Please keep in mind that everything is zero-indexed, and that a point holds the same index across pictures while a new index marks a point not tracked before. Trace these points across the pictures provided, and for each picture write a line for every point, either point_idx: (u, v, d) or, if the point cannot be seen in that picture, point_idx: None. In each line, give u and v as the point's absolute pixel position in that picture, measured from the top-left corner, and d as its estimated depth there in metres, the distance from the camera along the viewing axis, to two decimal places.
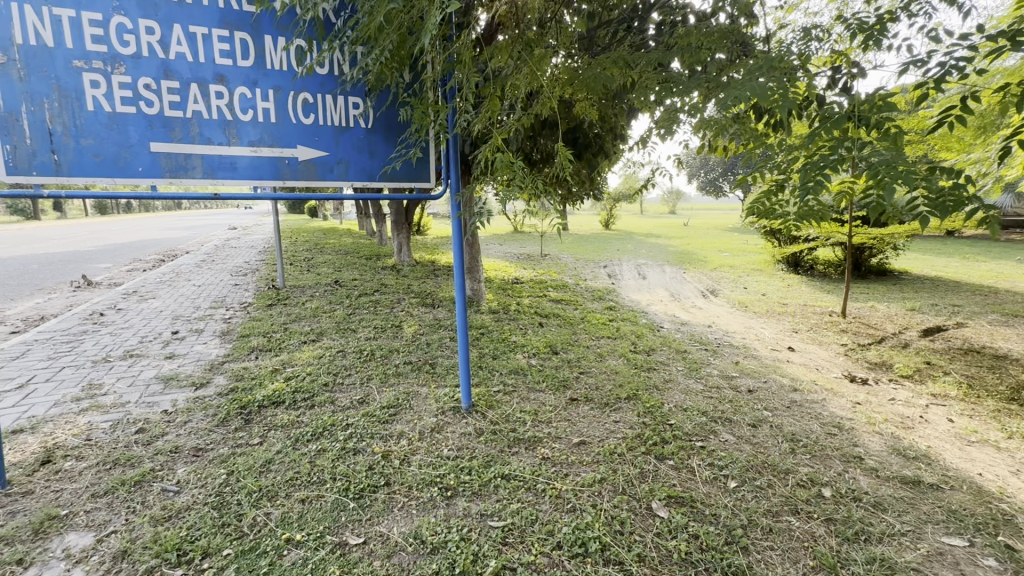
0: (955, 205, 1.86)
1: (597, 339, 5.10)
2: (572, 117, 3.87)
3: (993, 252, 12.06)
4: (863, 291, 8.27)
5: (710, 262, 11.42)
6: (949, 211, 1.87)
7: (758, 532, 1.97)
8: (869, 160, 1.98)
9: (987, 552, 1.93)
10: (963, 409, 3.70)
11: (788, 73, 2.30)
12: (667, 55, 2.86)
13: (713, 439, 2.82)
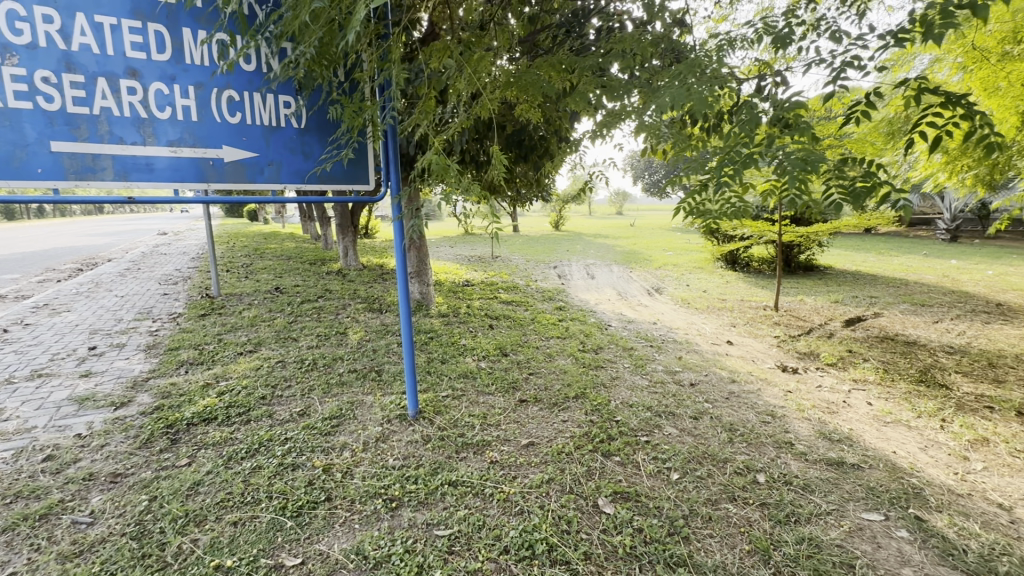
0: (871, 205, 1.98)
1: (546, 339, 5.15)
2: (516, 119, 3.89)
3: (904, 247, 13.24)
4: (793, 286, 8.83)
5: (655, 261, 11.83)
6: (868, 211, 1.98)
7: (698, 521, 2.05)
8: (781, 156, 2.08)
9: (900, 524, 2.09)
10: (880, 392, 4.02)
11: (717, 80, 2.41)
12: (605, 61, 2.93)
13: (657, 433, 2.91)
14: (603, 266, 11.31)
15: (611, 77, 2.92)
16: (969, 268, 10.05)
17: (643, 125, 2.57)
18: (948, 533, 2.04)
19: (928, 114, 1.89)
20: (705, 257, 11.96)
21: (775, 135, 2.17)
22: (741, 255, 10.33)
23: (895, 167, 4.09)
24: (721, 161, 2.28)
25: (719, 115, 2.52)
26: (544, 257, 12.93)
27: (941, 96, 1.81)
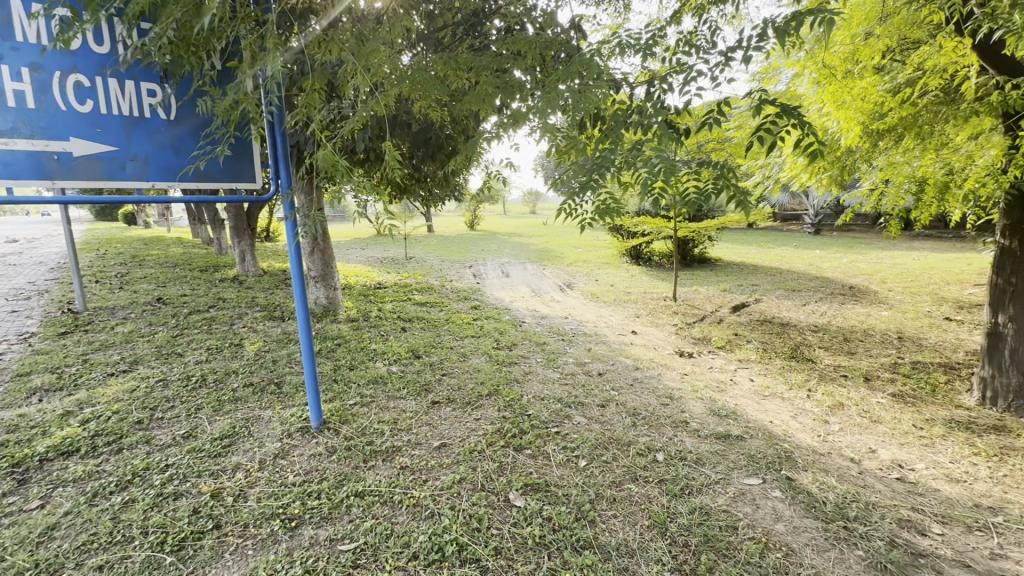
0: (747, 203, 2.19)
1: (461, 339, 5.13)
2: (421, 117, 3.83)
3: (779, 240, 14.97)
4: (688, 277, 9.60)
5: (567, 258, 12.26)
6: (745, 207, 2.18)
7: (604, 503, 2.15)
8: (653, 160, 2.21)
9: (775, 485, 2.35)
10: (760, 369, 4.51)
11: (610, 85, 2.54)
12: (505, 61, 2.97)
13: (566, 423, 3.02)
14: (518, 264, 11.51)
15: (512, 77, 2.97)
16: (829, 256, 11.59)
17: (545, 121, 2.62)
18: (811, 488, 2.33)
19: (767, 121, 2.08)
20: (612, 253, 12.62)
21: (645, 140, 2.33)
22: (644, 250, 11.03)
23: (768, 170, 4.60)
24: (601, 164, 2.38)
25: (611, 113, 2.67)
26: (458, 257, 12.87)
27: (779, 106, 2.03)
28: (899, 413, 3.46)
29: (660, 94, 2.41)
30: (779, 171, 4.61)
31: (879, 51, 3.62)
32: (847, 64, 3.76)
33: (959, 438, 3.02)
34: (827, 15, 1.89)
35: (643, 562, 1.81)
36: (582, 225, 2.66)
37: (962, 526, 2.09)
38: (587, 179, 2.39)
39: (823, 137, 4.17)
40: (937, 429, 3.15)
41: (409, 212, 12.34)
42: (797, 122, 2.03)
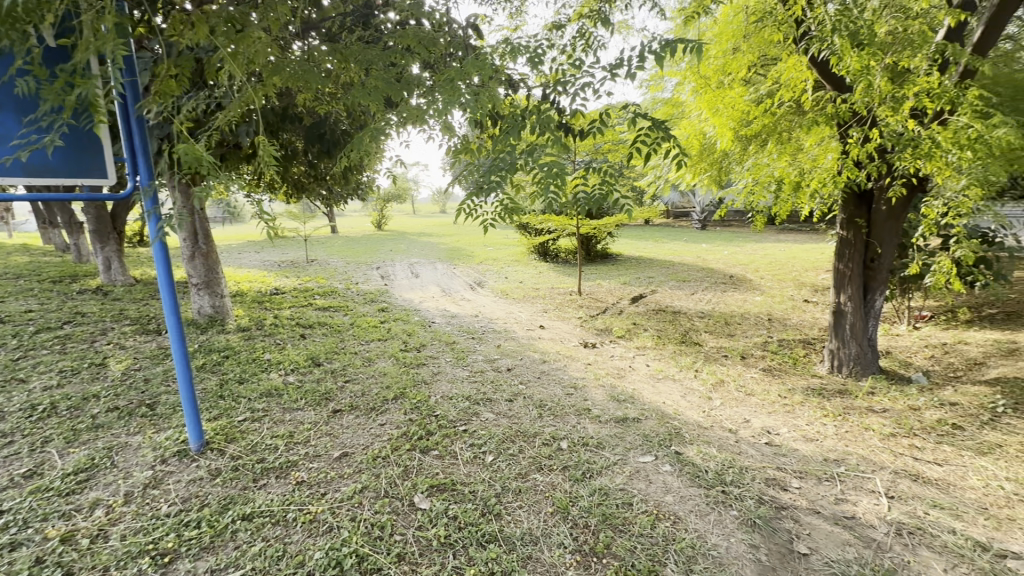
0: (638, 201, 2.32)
1: (366, 343, 4.93)
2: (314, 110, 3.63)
3: (671, 235, 16.27)
4: (592, 272, 10.08)
5: (476, 256, 12.34)
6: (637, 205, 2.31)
7: (510, 496, 2.19)
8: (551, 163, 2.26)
9: (665, 460, 2.55)
10: (655, 355, 4.87)
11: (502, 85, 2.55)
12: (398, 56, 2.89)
13: (474, 421, 3.03)
14: (428, 264, 11.35)
15: (405, 72, 2.91)
16: (712, 249, 12.83)
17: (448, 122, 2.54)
18: (696, 460, 2.55)
19: (646, 131, 2.24)
20: (520, 251, 12.88)
21: (542, 140, 2.37)
22: (550, 247, 11.41)
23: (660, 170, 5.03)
24: (497, 165, 2.35)
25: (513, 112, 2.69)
26: (365, 258, 12.38)
27: (652, 121, 2.24)
28: (768, 385, 3.93)
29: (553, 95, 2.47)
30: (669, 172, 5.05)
31: (745, 64, 4.02)
32: (719, 74, 4.12)
33: (813, 403, 3.49)
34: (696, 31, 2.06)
35: (545, 547, 1.87)
36: (482, 225, 2.58)
37: (814, 478, 2.42)
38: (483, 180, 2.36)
39: (702, 141, 4.54)
40: (797, 397, 3.61)
41: (308, 212, 11.64)
42: (666, 137, 2.25)
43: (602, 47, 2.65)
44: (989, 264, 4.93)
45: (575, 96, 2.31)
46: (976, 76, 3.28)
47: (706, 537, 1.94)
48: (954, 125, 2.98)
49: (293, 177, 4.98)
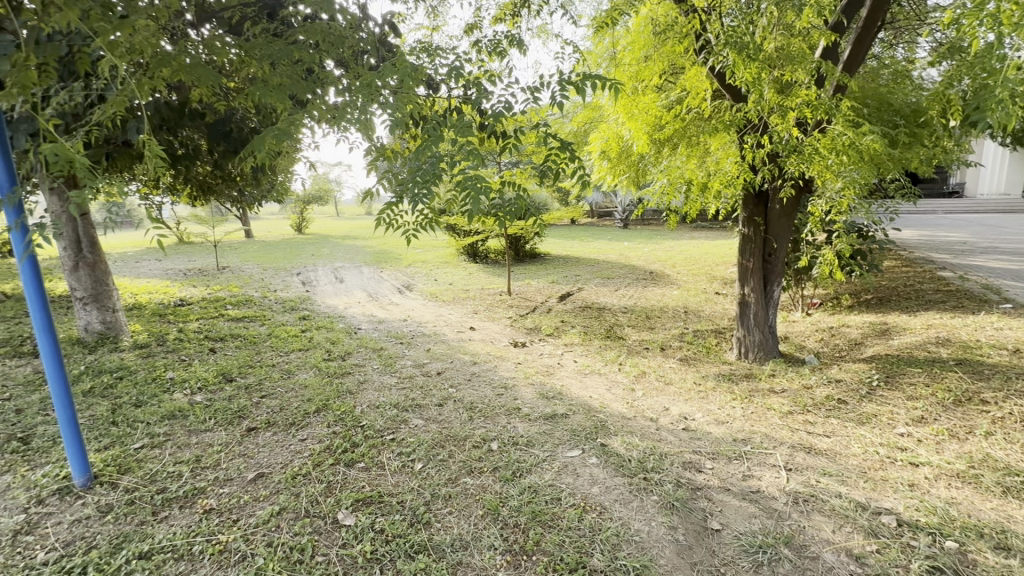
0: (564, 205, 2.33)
1: (285, 354, 4.65)
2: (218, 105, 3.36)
3: (596, 234, 16.88)
4: (521, 272, 10.24)
5: (404, 259, 12.07)
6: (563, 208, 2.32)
7: (439, 503, 2.17)
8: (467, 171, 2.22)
9: (592, 453, 2.63)
10: (582, 351, 5.03)
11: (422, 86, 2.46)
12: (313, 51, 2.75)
13: (403, 428, 2.96)
14: (353, 268, 10.92)
15: (318, 69, 2.77)
16: (634, 247, 13.48)
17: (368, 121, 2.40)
18: (620, 450, 2.66)
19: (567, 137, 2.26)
20: (450, 252, 12.76)
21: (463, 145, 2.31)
22: (479, 248, 11.41)
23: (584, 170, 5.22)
24: (415, 170, 2.26)
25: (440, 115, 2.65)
26: (284, 264, 11.68)
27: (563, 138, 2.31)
28: (684, 374, 4.19)
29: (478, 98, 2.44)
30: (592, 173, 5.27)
31: (656, 72, 4.23)
32: (633, 81, 4.30)
33: (723, 388, 3.77)
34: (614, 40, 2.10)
35: (475, 552, 1.87)
36: (404, 235, 2.48)
37: (725, 458, 2.61)
38: (402, 186, 2.26)
39: (620, 144, 4.67)
40: (710, 383, 3.88)
41: (217, 216, 10.79)
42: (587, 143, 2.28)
43: (523, 50, 2.63)
44: (864, 257, 5.60)
45: (498, 101, 2.28)
46: (846, 90, 3.73)
47: (629, 524, 2.03)
48: (834, 133, 3.33)
49: (197, 177, 4.66)
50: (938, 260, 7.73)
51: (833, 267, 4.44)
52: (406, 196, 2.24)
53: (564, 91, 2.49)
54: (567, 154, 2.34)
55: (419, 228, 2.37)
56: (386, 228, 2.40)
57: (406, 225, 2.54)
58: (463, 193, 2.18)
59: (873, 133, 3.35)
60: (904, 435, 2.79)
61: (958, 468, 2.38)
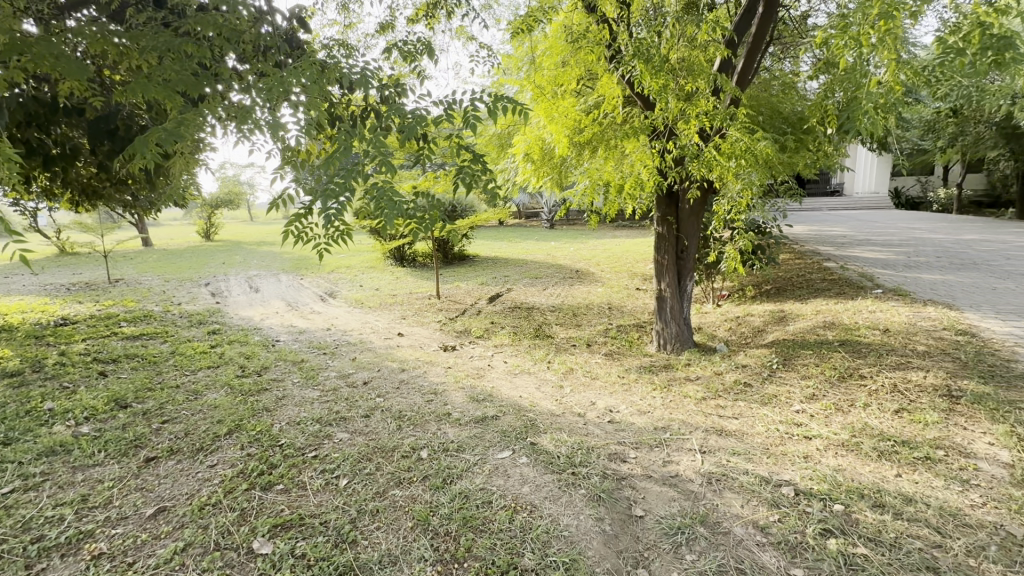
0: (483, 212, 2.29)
1: (191, 373, 4.26)
2: (103, 101, 3.01)
3: (524, 235, 17.11)
4: (450, 275, 10.14)
5: (326, 264, 11.52)
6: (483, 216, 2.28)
7: (366, 519, 2.09)
8: (384, 181, 2.13)
9: (523, 453, 2.65)
10: (512, 351, 5.08)
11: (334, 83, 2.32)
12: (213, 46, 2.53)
13: (327, 444, 2.81)
14: (270, 276, 10.26)
15: (216, 64, 2.55)
16: (560, 246, 13.85)
17: (278, 121, 2.24)
18: (549, 447, 2.71)
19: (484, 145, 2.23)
20: (375, 256, 12.35)
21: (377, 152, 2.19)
22: (406, 251, 11.16)
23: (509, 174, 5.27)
24: (325, 180, 2.12)
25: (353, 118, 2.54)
26: (189, 274, 10.71)
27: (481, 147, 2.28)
28: (610, 368, 4.37)
29: (391, 104, 2.36)
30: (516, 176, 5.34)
31: (574, 77, 4.34)
32: (552, 85, 4.37)
33: (645, 379, 3.97)
34: (525, 54, 2.13)
35: (404, 566, 1.82)
36: (315, 249, 2.33)
37: (647, 446, 2.74)
38: (312, 198, 2.11)
39: (542, 146, 4.72)
40: (632, 376, 4.07)
41: (106, 222, 9.67)
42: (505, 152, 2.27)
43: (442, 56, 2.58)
44: (763, 251, 6.14)
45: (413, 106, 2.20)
46: (741, 102, 4.07)
47: (559, 519, 2.07)
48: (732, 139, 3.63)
49: (79, 179, 4.14)
50: (824, 252, 8.66)
51: (737, 262, 4.83)
52: (316, 208, 2.10)
53: (477, 103, 2.49)
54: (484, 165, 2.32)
55: (331, 240, 2.24)
56: (297, 242, 2.24)
57: (316, 238, 2.39)
58: (378, 202, 2.08)
59: (765, 139, 3.69)
60: (799, 411, 3.09)
61: (843, 438, 2.68)
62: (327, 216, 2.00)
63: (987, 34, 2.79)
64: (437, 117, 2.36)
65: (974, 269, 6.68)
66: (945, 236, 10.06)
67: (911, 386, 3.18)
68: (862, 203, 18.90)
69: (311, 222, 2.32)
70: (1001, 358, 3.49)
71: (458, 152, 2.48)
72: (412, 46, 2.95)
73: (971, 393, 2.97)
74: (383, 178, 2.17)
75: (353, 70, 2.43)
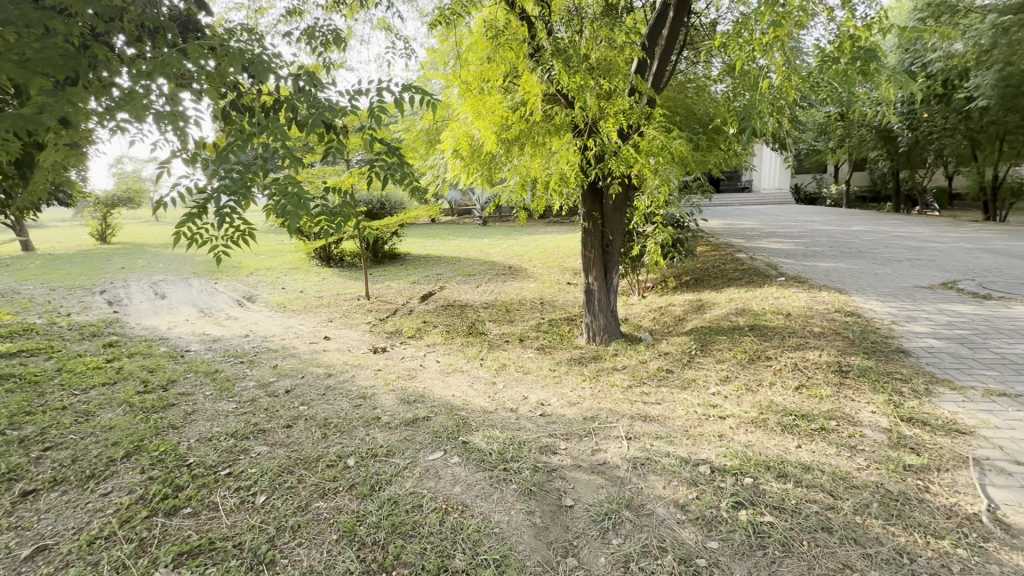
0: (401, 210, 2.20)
1: (81, 393, 3.79)
2: None
3: (457, 232, 16.97)
4: (380, 274, 9.84)
5: (245, 266, 10.77)
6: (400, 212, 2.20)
7: (286, 536, 1.98)
8: (290, 177, 1.97)
9: (454, 453, 2.61)
10: (444, 350, 5.01)
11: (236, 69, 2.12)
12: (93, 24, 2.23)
13: (243, 459, 2.62)
14: (178, 280, 9.41)
15: (94, 44, 2.25)
16: (493, 243, 13.90)
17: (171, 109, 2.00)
18: (481, 445, 2.70)
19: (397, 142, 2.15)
20: (299, 257, 11.70)
21: (280, 144, 2.01)
22: (333, 251, 10.69)
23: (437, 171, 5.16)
24: (220, 176, 1.91)
25: (260, 109, 2.34)
26: (81, 280, 9.58)
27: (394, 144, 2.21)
28: (541, 361, 4.44)
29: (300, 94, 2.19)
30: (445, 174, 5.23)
31: (500, 74, 4.32)
32: (479, 81, 4.31)
33: (575, 371, 4.08)
34: (434, 54, 2.10)
35: None
36: (212, 253, 2.09)
37: (577, 437, 2.81)
38: (205, 196, 1.90)
39: (470, 143, 4.66)
40: (563, 368, 4.16)
41: None
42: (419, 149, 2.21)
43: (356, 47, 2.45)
44: (682, 244, 6.51)
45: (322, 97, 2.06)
46: (657, 104, 4.26)
47: (490, 517, 2.07)
48: (649, 137, 3.79)
49: None
50: (736, 244, 9.34)
51: (657, 256, 5.08)
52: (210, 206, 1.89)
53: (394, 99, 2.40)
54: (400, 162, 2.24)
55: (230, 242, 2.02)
56: (188, 245, 1.99)
57: (214, 240, 2.15)
58: (282, 200, 1.90)
59: (679, 138, 3.89)
60: (715, 393, 3.31)
61: (753, 415, 2.89)
62: (223, 215, 1.80)
63: (857, 46, 3.12)
64: (351, 111, 2.24)
65: (859, 257, 7.51)
66: (837, 228, 11.21)
67: (808, 363, 3.51)
68: (769, 200, 20.63)
69: (206, 223, 2.08)
70: (881, 335, 3.94)
71: (373, 149, 2.36)
72: (328, 37, 2.80)
73: (857, 368, 3.33)
74: (288, 174, 2.00)
75: (258, 56, 2.23)
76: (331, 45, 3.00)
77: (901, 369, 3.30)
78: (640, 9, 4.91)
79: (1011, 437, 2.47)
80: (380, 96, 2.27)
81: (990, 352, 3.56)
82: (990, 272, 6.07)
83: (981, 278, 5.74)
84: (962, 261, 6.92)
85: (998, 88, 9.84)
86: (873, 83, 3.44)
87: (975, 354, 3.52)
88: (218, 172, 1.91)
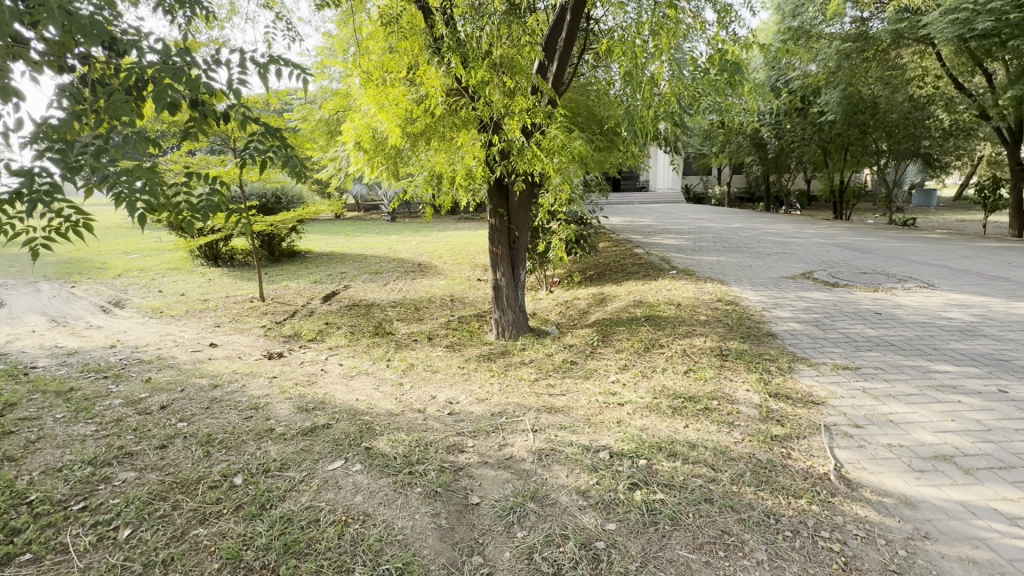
0: (272, 199, 2.02)
1: None
2: None
3: (364, 228, 16.19)
4: (277, 274, 9.12)
5: (111, 267, 9.41)
6: (270, 202, 2.01)
7: (156, 572, 1.77)
8: (138, 164, 1.73)
9: (356, 460, 2.48)
10: (348, 352, 4.77)
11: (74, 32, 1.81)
12: None
13: (103, 488, 2.28)
14: (21, 285, 7.97)
15: None
16: (402, 240, 13.49)
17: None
18: (386, 450, 2.59)
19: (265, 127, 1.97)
20: (179, 257, 10.45)
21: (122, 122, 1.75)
22: (220, 249, 9.71)
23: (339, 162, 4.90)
24: (40, 156, 1.62)
25: (110, 83, 2.04)
26: None
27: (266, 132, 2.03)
28: (451, 359, 4.40)
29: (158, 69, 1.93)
30: (347, 166, 4.96)
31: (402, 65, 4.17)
32: (380, 71, 4.13)
33: (484, 367, 4.08)
34: (307, 43, 2.00)
35: None
36: (31, 248, 1.77)
37: (484, 433, 2.81)
38: (18, 177, 1.59)
39: (373, 135, 4.46)
40: (472, 365, 4.15)
41: None
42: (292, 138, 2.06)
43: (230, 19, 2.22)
44: (585, 241, 6.79)
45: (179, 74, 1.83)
46: (558, 104, 4.37)
47: (393, 524, 2.00)
48: (551, 137, 3.88)
49: None
50: (635, 240, 9.94)
51: (561, 252, 5.24)
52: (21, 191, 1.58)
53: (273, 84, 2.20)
54: (271, 151, 2.06)
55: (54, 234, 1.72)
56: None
57: (36, 231, 1.82)
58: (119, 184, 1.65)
59: (579, 138, 4.02)
60: (615, 382, 3.49)
61: (647, 400, 3.09)
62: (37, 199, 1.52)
63: (725, 59, 3.53)
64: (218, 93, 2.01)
65: (737, 251, 8.37)
66: (720, 226, 12.38)
67: (695, 349, 3.84)
68: (664, 199, 22.26)
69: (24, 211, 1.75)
70: (754, 321, 4.42)
71: (245, 135, 2.14)
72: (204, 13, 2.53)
73: (735, 351, 3.70)
74: (133, 157, 1.75)
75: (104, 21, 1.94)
76: (204, 18, 2.68)
77: (770, 350, 3.72)
78: (542, 10, 5.01)
79: (852, 405, 2.90)
80: (253, 79, 2.09)
81: (837, 332, 4.14)
82: (837, 263, 7.07)
83: (832, 269, 6.66)
84: (818, 254, 7.99)
85: (842, 105, 11.58)
86: (741, 95, 3.85)
87: (826, 334, 4.08)
88: (43, 154, 1.63)
